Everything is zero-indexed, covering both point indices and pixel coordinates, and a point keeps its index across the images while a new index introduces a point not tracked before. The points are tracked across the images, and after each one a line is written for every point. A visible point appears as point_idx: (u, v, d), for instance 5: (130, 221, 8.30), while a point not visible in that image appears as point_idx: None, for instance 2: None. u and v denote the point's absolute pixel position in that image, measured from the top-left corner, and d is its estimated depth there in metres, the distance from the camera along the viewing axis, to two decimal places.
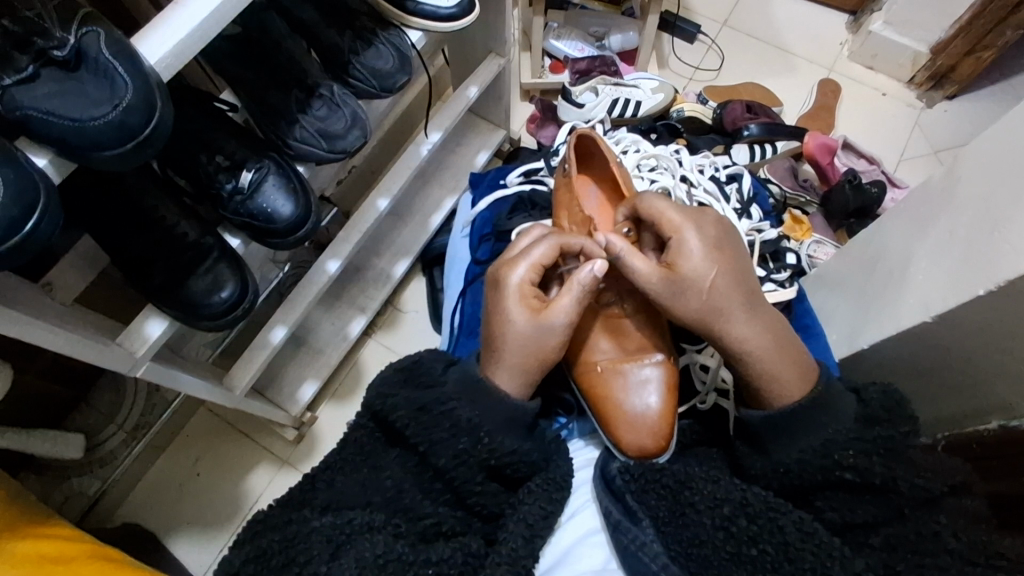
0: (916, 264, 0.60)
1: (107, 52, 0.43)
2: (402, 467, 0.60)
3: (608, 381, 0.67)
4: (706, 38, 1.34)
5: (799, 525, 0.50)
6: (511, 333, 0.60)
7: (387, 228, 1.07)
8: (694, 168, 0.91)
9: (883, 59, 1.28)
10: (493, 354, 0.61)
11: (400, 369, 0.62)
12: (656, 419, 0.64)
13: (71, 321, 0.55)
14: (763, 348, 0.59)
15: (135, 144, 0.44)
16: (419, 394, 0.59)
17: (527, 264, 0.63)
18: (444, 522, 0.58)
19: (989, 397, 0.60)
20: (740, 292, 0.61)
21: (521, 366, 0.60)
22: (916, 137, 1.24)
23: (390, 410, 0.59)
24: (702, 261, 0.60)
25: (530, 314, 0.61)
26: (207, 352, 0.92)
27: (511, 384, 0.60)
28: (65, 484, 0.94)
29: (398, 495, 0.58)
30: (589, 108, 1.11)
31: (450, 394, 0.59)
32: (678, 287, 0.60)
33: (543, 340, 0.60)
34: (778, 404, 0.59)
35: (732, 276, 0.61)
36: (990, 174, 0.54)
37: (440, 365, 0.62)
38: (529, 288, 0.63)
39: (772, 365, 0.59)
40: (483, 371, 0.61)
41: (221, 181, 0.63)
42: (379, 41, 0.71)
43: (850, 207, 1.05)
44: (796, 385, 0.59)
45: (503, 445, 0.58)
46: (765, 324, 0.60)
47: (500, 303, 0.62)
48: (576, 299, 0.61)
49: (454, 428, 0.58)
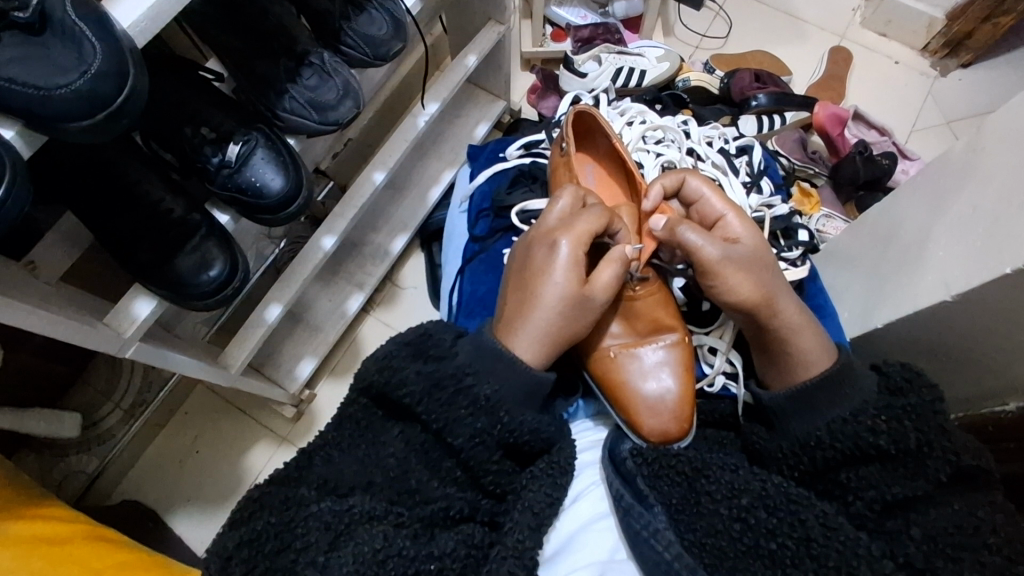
0: (935, 239, 0.58)
1: (75, 15, 0.40)
2: (405, 443, 0.58)
3: (622, 365, 0.66)
4: (713, 4, 1.29)
5: (822, 520, 0.48)
6: (550, 301, 0.61)
7: (385, 203, 1.04)
8: (702, 140, 0.88)
9: (897, 26, 1.23)
10: (524, 318, 0.61)
11: (409, 340, 0.60)
12: (675, 402, 0.63)
13: (55, 301, 0.53)
14: (799, 322, 0.61)
15: (106, 115, 0.42)
16: (433, 368, 0.57)
17: (577, 234, 0.63)
18: (452, 505, 0.56)
19: (1006, 378, 0.58)
20: (779, 270, 0.64)
21: (547, 337, 0.61)
22: (930, 107, 1.20)
23: (399, 385, 0.57)
24: (752, 238, 0.64)
25: (574, 283, 0.62)
26: (204, 330, 0.90)
27: (530, 352, 0.60)
28: (63, 462, 0.93)
29: (403, 476, 0.56)
30: (592, 78, 1.07)
31: (464, 367, 0.58)
32: (736, 259, 0.61)
33: (579, 312, 0.62)
34: (806, 373, 0.60)
35: (771, 261, 0.63)
36: (1018, 143, 0.51)
37: (450, 336, 0.61)
38: (579, 256, 0.63)
39: (806, 336, 0.61)
40: (501, 341, 0.61)
41: (208, 154, 0.60)
42: (371, 6, 0.67)
43: (859, 179, 1.02)
44: (818, 353, 0.60)
45: (524, 423, 0.57)
46: (798, 300, 0.63)
47: (546, 267, 0.63)
48: (617, 274, 0.64)
49: (472, 407, 0.56)
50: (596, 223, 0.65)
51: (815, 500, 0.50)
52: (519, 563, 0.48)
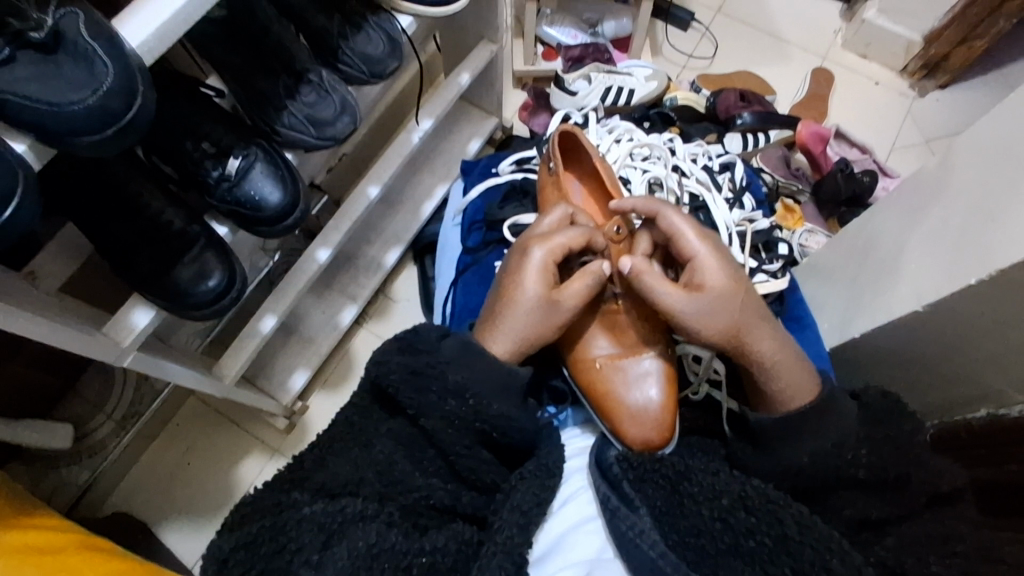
0: (908, 253, 0.60)
1: (87, 34, 0.42)
2: (394, 439, 0.59)
3: (608, 376, 0.67)
4: (700, 25, 1.33)
5: (798, 519, 0.50)
6: (524, 305, 0.63)
7: (378, 217, 1.06)
8: (687, 157, 0.91)
9: (877, 48, 1.27)
10: (499, 319, 0.64)
11: (398, 339, 0.62)
12: (657, 411, 0.64)
13: (55, 309, 0.54)
14: (772, 358, 0.61)
15: (115, 129, 0.43)
16: (412, 358, 0.59)
17: (552, 244, 0.66)
18: (434, 495, 0.57)
19: (979, 386, 0.61)
20: (751, 311, 0.62)
21: (524, 335, 0.63)
22: (909, 127, 1.24)
23: (383, 374, 0.59)
24: (721, 283, 0.62)
25: (546, 290, 0.64)
26: (197, 341, 0.91)
27: (509, 349, 0.63)
28: (54, 474, 0.93)
29: (391, 468, 0.57)
30: (582, 96, 1.10)
31: (441, 357, 0.59)
32: (702, 306, 0.61)
33: (551, 316, 0.64)
34: (783, 408, 0.62)
35: (745, 299, 0.62)
36: (986, 163, 0.53)
37: (435, 334, 0.61)
38: (551, 266, 0.65)
39: (778, 373, 0.61)
40: (483, 339, 0.63)
41: (208, 168, 0.62)
42: (369, 26, 0.69)
43: (841, 196, 1.05)
44: (799, 386, 0.61)
45: (492, 408, 0.58)
46: (775, 334, 0.63)
47: (518, 273, 0.65)
48: (589, 286, 0.65)
49: (443, 390, 0.58)
50: (574, 235, 0.67)
51: (792, 501, 0.52)
52: (508, 559, 0.49)
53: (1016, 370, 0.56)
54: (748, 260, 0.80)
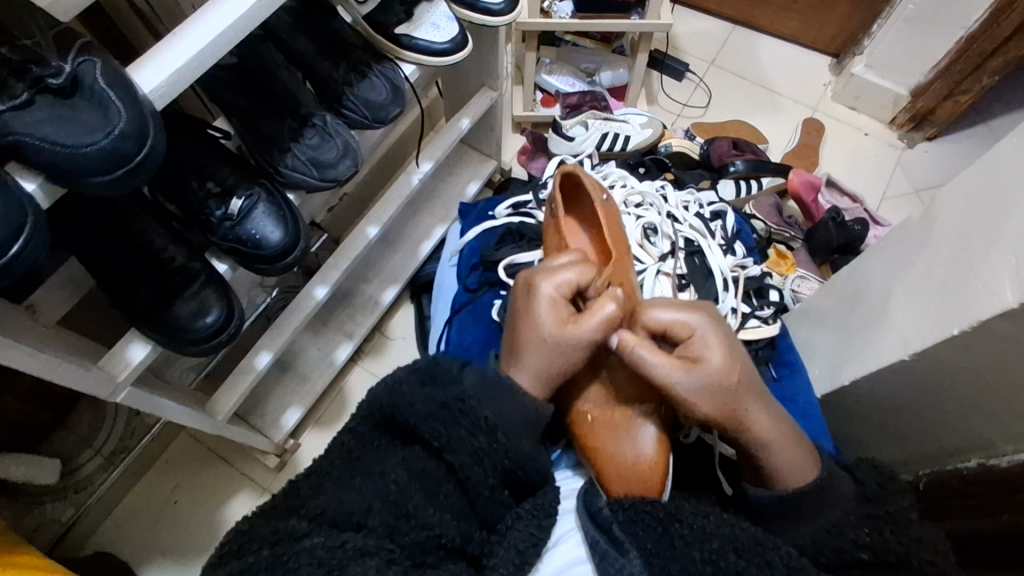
0: (894, 301, 0.62)
1: (103, 81, 0.44)
2: (408, 471, 0.59)
3: (600, 431, 0.68)
4: (694, 76, 1.38)
5: (786, 561, 0.51)
6: (540, 338, 0.63)
7: (376, 255, 1.07)
8: (680, 204, 0.92)
9: (865, 101, 1.32)
10: (520, 356, 0.64)
11: (417, 370, 0.64)
12: (648, 468, 0.65)
13: (56, 343, 0.55)
14: (778, 435, 0.60)
15: (125, 170, 0.45)
16: (440, 391, 0.61)
17: (560, 279, 0.66)
18: (445, 532, 0.57)
19: (970, 435, 0.61)
20: (745, 396, 0.59)
21: (543, 366, 0.63)
22: (898, 176, 1.27)
23: (407, 406, 0.60)
24: (722, 367, 0.59)
25: (560, 323, 0.64)
26: (191, 377, 0.91)
27: (528, 378, 0.63)
28: (37, 510, 0.91)
29: (402, 501, 0.57)
30: (579, 142, 1.13)
31: (468, 391, 0.61)
32: (700, 379, 0.59)
33: (570, 350, 0.63)
34: (784, 485, 0.60)
35: (746, 383, 0.60)
36: (964, 215, 0.55)
37: (456, 365, 0.65)
38: (562, 302, 0.65)
39: (776, 454, 0.60)
40: (503, 368, 0.65)
41: (211, 207, 0.63)
42: (372, 74, 0.72)
43: (833, 244, 1.06)
44: (804, 466, 0.60)
45: (519, 448, 0.60)
46: (770, 412, 0.60)
47: (531, 311, 0.65)
48: (609, 313, 0.63)
49: (473, 425, 0.59)
50: (580, 271, 0.67)
51: (779, 541, 0.53)
52: None
53: (1002, 420, 0.56)
54: (741, 304, 0.82)
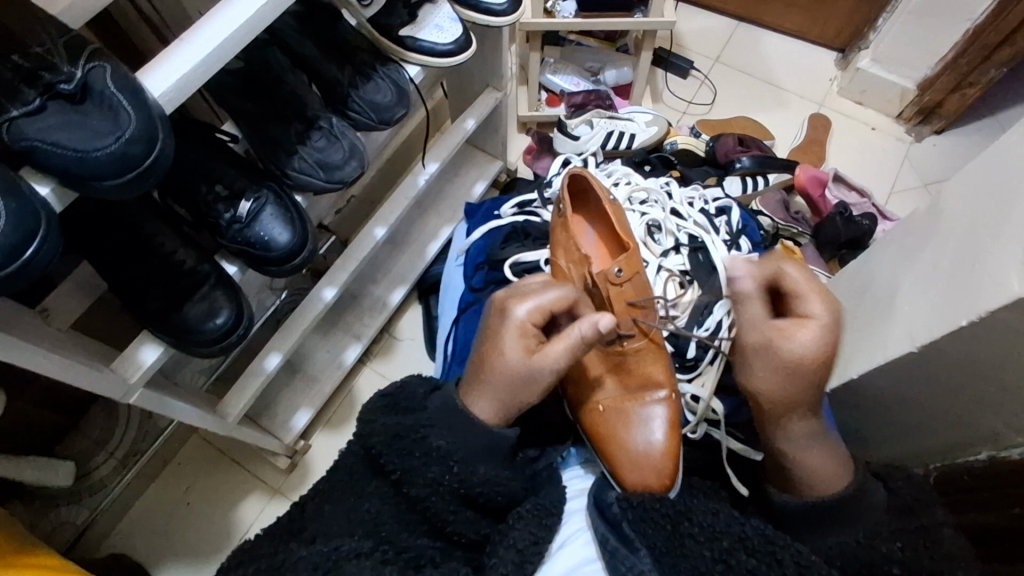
0: (902, 294, 0.61)
1: (113, 87, 0.45)
2: (381, 499, 0.59)
3: (611, 420, 0.68)
4: (699, 73, 1.38)
5: (797, 559, 0.50)
6: (501, 366, 0.61)
7: (385, 256, 1.07)
8: (684, 201, 0.93)
9: (871, 95, 1.31)
10: (482, 384, 0.62)
11: (385, 395, 0.64)
12: (659, 456, 0.65)
13: (70, 348, 0.56)
14: (802, 446, 0.61)
15: (136, 174, 0.46)
16: (398, 420, 0.60)
17: (534, 304, 0.64)
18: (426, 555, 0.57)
19: (979, 428, 0.60)
20: (823, 385, 0.60)
21: (501, 395, 0.61)
22: (907, 170, 1.26)
23: (367, 434, 0.60)
24: (810, 352, 0.58)
25: (526, 354, 0.61)
26: (202, 379, 0.92)
27: (486, 408, 0.61)
28: (53, 513, 0.93)
29: (376, 527, 0.57)
30: (584, 141, 1.13)
31: (423, 420, 0.60)
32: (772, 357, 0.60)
33: (533, 381, 0.60)
34: (810, 492, 0.61)
35: (800, 385, 0.59)
36: (973, 205, 0.55)
37: (423, 390, 0.64)
38: (531, 329, 0.63)
39: (804, 460, 0.61)
40: (462, 396, 0.62)
41: (221, 210, 0.64)
42: (378, 76, 0.73)
43: (841, 238, 1.06)
44: (828, 475, 0.60)
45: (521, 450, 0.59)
46: (812, 427, 0.62)
47: (500, 337, 0.62)
48: (571, 346, 0.61)
49: (426, 456, 0.58)
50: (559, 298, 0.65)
51: (791, 541, 0.52)
52: None
53: (1014, 413, 0.55)
54: None
